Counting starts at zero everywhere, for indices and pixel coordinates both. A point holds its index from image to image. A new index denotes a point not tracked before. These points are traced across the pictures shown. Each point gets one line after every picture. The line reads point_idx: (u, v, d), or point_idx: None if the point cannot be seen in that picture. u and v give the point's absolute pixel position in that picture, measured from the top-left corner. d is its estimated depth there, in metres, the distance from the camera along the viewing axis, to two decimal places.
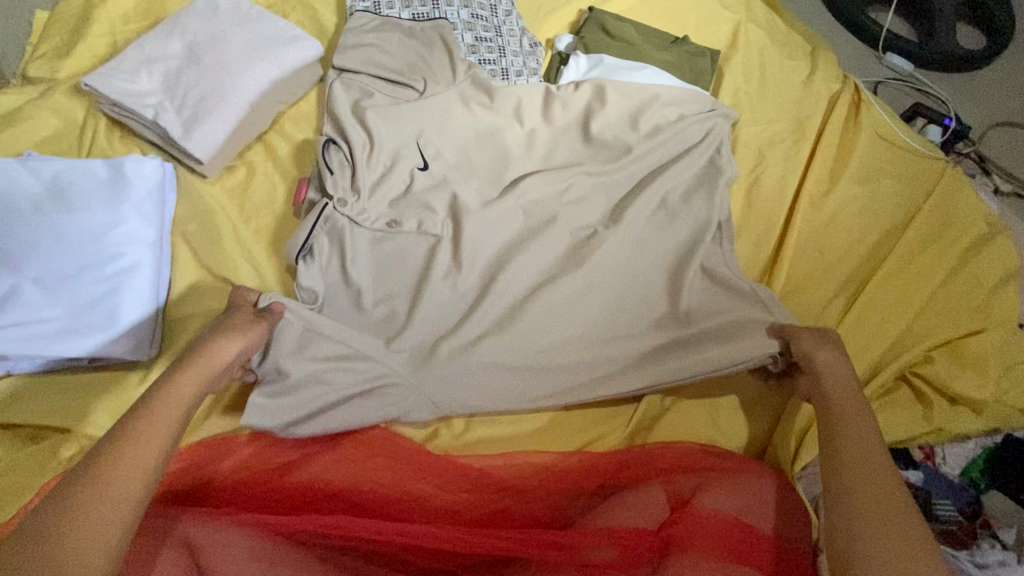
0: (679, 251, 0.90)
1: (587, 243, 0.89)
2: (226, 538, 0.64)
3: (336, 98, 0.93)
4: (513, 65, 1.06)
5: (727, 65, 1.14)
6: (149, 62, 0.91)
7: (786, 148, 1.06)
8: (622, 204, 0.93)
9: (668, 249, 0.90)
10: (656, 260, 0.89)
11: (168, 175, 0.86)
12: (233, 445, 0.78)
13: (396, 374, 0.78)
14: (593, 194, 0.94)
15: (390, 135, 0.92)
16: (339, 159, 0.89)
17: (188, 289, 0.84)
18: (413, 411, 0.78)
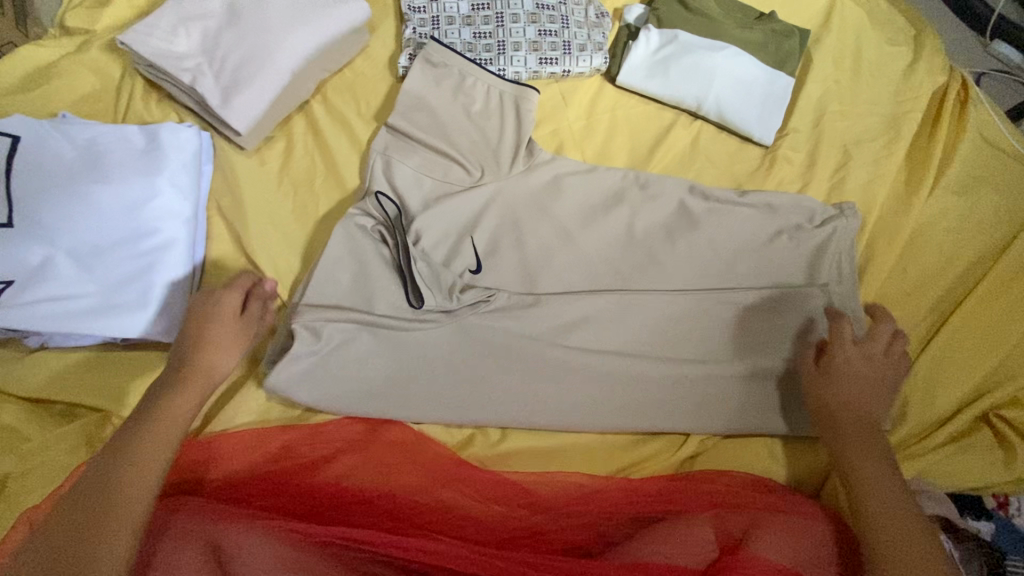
0: (758, 370, 0.81)
1: (622, 365, 0.80)
2: (259, 540, 0.63)
3: (381, 197, 0.83)
4: (576, 38, 0.95)
5: (817, 48, 1.01)
6: (188, 21, 0.84)
7: (875, 150, 0.94)
8: (698, 322, 0.82)
9: (733, 380, 0.81)
10: (721, 382, 0.80)
11: (204, 146, 0.82)
12: (271, 429, 0.76)
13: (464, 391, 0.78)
14: (653, 320, 0.82)
15: (433, 237, 0.83)
16: (366, 266, 0.80)
17: (222, 269, 0.81)
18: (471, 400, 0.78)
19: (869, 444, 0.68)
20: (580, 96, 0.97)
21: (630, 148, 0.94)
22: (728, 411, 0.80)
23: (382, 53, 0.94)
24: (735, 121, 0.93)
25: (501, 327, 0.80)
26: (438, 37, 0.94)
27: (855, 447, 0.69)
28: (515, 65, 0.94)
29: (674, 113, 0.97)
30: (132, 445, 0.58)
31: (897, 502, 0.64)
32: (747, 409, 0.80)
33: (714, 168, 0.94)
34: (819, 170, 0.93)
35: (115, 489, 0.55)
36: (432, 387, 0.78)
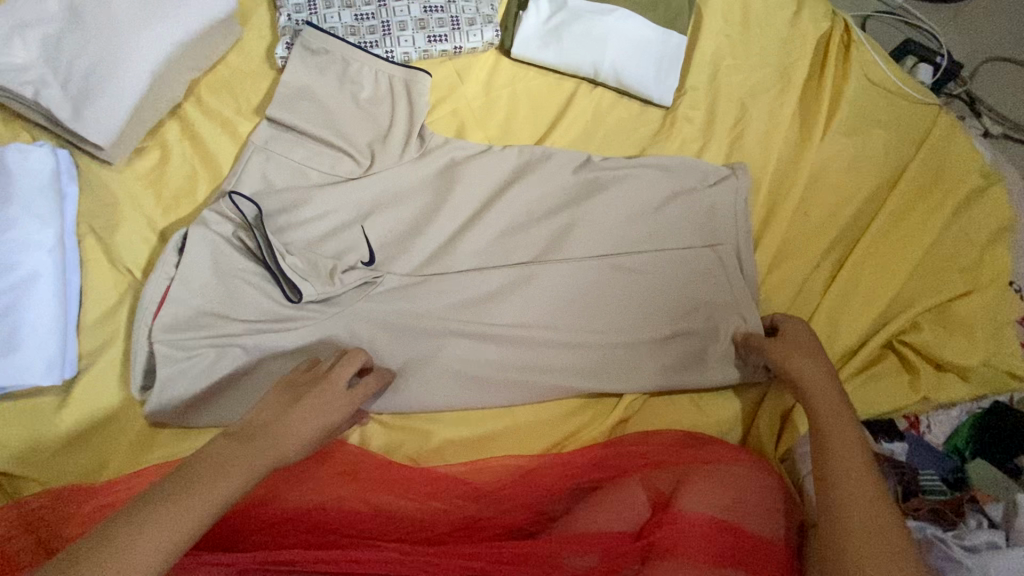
0: (657, 325, 0.83)
1: (515, 339, 0.81)
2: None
3: (235, 197, 0.77)
4: (463, 13, 0.91)
5: (707, 3, 1.02)
6: (23, 26, 0.73)
7: (769, 101, 0.97)
8: (606, 287, 0.84)
9: (627, 338, 0.82)
10: (622, 345, 0.82)
11: (63, 165, 0.75)
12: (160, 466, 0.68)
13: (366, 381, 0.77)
14: (561, 290, 0.83)
15: (315, 228, 0.81)
16: (227, 271, 0.75)
17: (104, 298, 0.74)
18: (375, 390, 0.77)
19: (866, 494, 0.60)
20: (476, 72, 0.94)
21: (532, 122, 0.93)
22: (625, 370, 0.81)
23: (258, 46, 0.88)
24: (633, 84, 0.93)
25: (389, 313, 0.79)
26: (316, 22, 0.88)
27: (848, 469, 0.62)
28: (402, 45, 0.90)
29: (574, 82, 0.95)
30: (177, 499, 0.52)
31: (881, 545, 0.56)
32: (640, 363, 0.82)
33: (617, 134, 0.94)
34: (719, 126, 0.95)
35: (139, 537, 0.49)
36: None
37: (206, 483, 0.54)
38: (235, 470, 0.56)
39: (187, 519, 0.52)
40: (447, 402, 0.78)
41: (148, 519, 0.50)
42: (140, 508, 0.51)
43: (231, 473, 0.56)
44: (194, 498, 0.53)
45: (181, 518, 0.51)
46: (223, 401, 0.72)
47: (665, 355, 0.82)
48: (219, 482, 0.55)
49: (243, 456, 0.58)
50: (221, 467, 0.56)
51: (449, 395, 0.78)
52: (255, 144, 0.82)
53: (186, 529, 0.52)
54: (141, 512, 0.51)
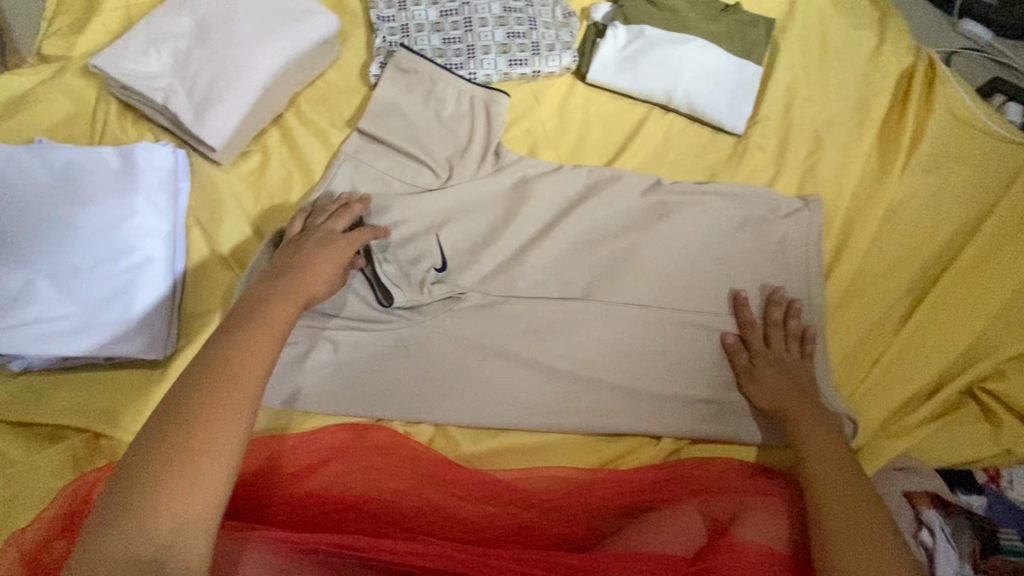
0: (716, 351, 0.83)
1: (580, 359, 0.82)
2: (244, 552, 0.63)
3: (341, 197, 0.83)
4: (544, 39, 0.96)
5: (784, 35, 1.02)
6: (159, 41, 0.84)
7: (845, 133, 0.96)
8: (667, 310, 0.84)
9: (693, 374, 0.82)
10: (685, 374, 0.82)
11: (181, 164, 0.83)
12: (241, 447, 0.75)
13: (435, 389, 0.80)
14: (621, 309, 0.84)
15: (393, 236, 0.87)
16: None
17: (202, 285, 0.81)
18: (443, 399, 0.80)
19: (857, 499, 0.62)
20: (552, 95, 0.98)
21: (603, 144, 0.96)
22: (691, 409, 0.80)
23: (353, 65, 0.96)
24: (706, 111, 0.94)
25: (466, 326, 0.83)
26: (408, 44, 0.95)
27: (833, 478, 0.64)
28: (485, 68, 0.95)
29: (647, 107, 0.98)
30: (215, 390, 0.51)
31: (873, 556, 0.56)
32: (705, 399, 0.81)
33: (687, 159, 0.95)
34: (791, 156, 0.94)
35: (193, 427, 0.48)
36: (405, 389, 0.80)
37: (237, 368, 0.53)
38: (253, 349, 0.55)
39: (240, 403, 0.51)
40: (509, 420, 0.79)
41: (197, 411, 0.49)
42: (184, 401, 0.50)
43: (249, 355, 0.54)
44: (230, 381, 0.52)
45: (231, 404, 0.51)
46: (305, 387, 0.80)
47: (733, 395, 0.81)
48: (245, 365, 0.53)
49: (252, 331, 0.56)
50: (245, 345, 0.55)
51: (509, 412, 0.79)
52: (345, 153, 0.89)
53: (240, 406, 0.51)
54: (186, 403, 0.50)
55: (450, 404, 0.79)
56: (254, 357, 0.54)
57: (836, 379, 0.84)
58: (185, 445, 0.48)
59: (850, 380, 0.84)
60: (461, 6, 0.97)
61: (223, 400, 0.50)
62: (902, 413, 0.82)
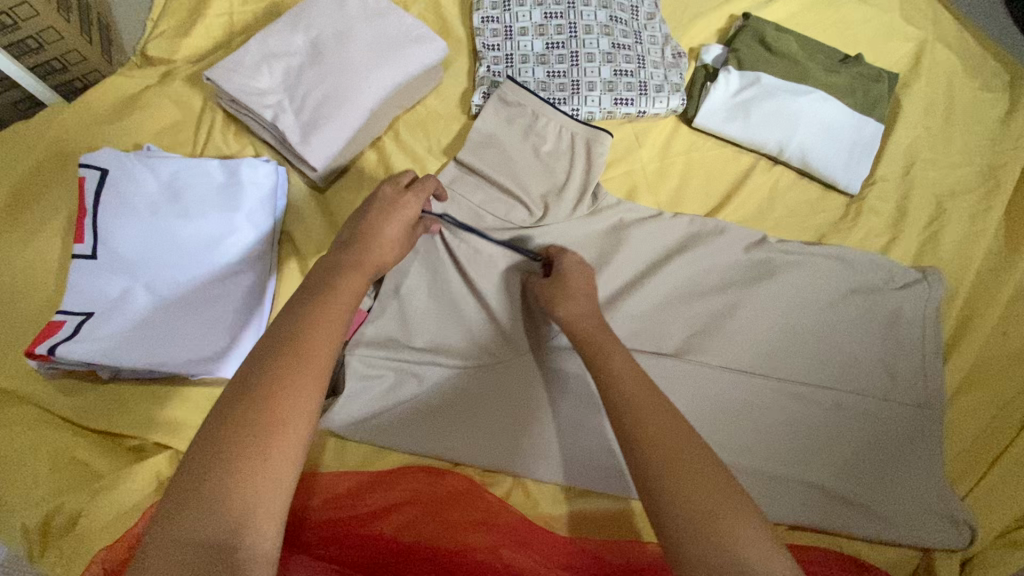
0: (822, 431, 0.77)
1: None
2: None
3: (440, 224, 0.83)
4: (652, 79, 0.93)
5: (907, 91, 0.96)
6: (271, 57, 0.84)
7: (970, 202, 0.89)
8: (766, 377, 0.79)
9: (796, 453, 0.76)
10: (786, 452, 0.76)
11: (281, 181, 0.82)
12: (332, 476, 0.74)
13: (515, 436, 0.77)
14: (718, 371, 0.79)
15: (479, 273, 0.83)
16: (411, 303, 0.81)
17: None
18: (522, 452, 0.76)
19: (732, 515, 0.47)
20: (654, 137, 0.94)
21: (704, 193, 0.91)
22: (791, 493, 0.74)
23: (454, 93, 0.94)
24: (820, 166, 0.89)
25: (555, 375, 0.79)
26: (512, 75, 0.93)
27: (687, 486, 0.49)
28: (589, 104, 0.92)
29: (753, 157, 0.93)
30: (286, 365, 0.48)
31: None
32: (808, 483, 0.74)
33: (795, 216, 0.90)
34: (910, 222, 0.88)
35: (267, 408, 0.45)
36: (485, 434, 0.77)
37: (310, 342, 0.50)
38: (324, 324, 0.52)
39: (313, 381, 0.48)
40: (592, 479, 0.76)
41: (275, 383, 0.46)
42: (260, 374, 0.47)
43: (323, 331, 0.51)
44: (306, 360, 0.49)
45: (308, 379, 0.48)
46: (385, 422, 0.77)
47: (840, 482, 0.74)
48: (316, 342, 0.50)
49: (323, 306, 0.54)
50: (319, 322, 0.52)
51: (592, 473, 0.76)
52: (440, 182, 0.86)
53: (317, 384, 0.48)
54: (261, 378, 0.46)
55: (529, 457, 0.76)
56: (326, 331, 0.51)
57: (950, 474, 0.77)
58: (253, 418, 0.44)
59: (967, 476, 0.76)
60: (568, 40, 0.95)
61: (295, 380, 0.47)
62: None
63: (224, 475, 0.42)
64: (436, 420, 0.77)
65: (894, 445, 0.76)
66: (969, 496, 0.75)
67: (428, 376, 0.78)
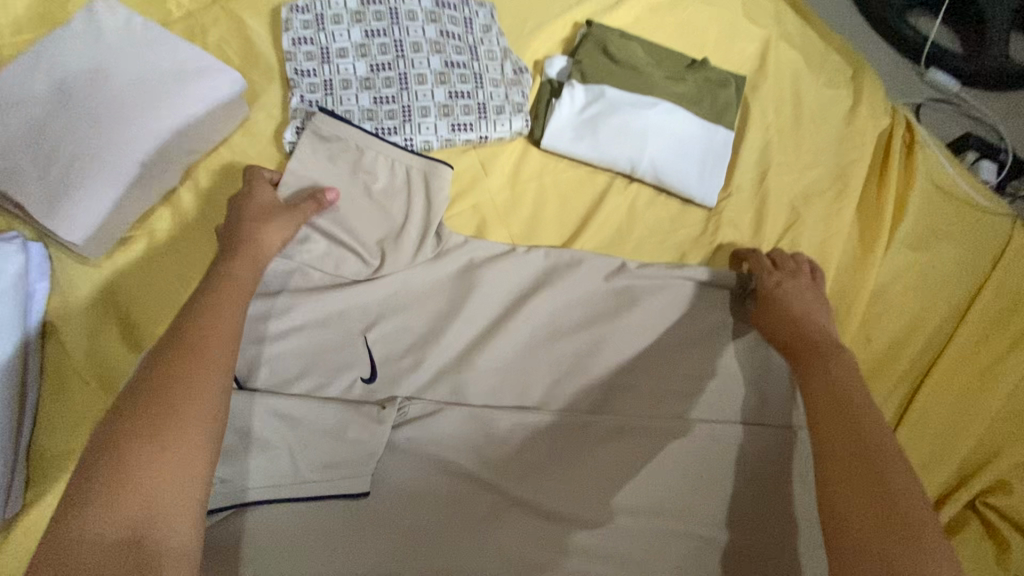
0: (705, 473, 0.70)
1: (542, 492, 0.67)
2: None
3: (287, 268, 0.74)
4: (492, 99, 0.84)
5: (756, 94, 0.94)
6: (4, 108, 0.67)
7: (824, 205, 0.87)
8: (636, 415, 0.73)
9: (682, 501, 0.69)
10: (671, 507, 0.68)
11: (34, 263, 0.67)
12: None
13: (360, 534, 0.63)
14: (586, 419, 0.72)
15: (304, 343, 0.71)
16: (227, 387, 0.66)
17: (62, 417, 0.65)
18: (372, 555, 0.62)
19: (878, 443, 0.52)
20: (502, 163, 0.85)
21: (560, 221, 0.84)
22: (677, 553, 0.66)
23: (266, 128, 0.81)
24: (675, 181, 0.84)
25: (418, 447, 0.69)
26: (331, 105, 0.81)
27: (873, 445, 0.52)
28: (424, 133, 0.82)
29: (608, 175, 0.86)
30: (176, 365, 0.48)
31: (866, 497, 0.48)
32: (697, 540, 0.67)
33: (655, 235, 0.84)
34: (768, 231, 0.85)
35: (153, 436, 0.43)
36: (322, 539, 0.63)
37: (202, 345, 0.50)
38: (216, 314, 0.54)
39: (204, 373, 0.48)
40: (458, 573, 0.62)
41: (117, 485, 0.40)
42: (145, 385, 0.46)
43: (213, 324, 0.53)
44: (192, 373, 0.48)
45: (159, 465, 0.42)
46: (193, 543, 0.61)
47: (733, 533, 0.67)
48: (207, 343, 0.51)
49: (206, 313, 0.54)
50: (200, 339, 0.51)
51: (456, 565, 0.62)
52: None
53: (210, 393, 0.47)
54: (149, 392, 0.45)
55: (379, 560, 0.62)
56: (221, 321, 0.54)
57: None
58: (152, 413, 0.44)
59: None
60: (395, 60, 0.84)
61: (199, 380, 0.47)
62: None
63: (107, 490, 0.40)
64: (260, 530, 0.62)
65: (781, 476, 0.70)
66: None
67: (243, 476, 0.63)
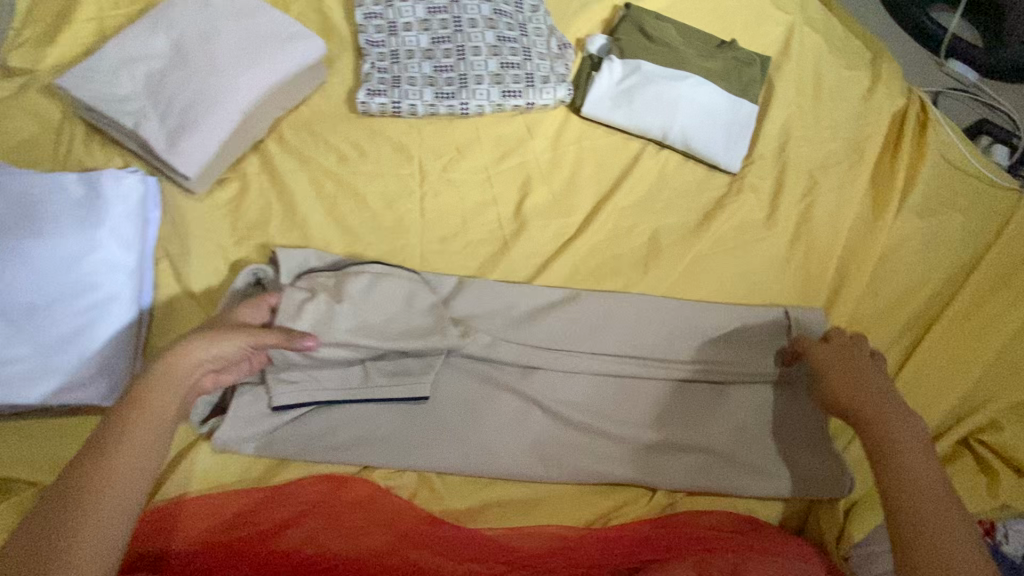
0: (717, 406, 0.79)
1: (575, 409, 0.77)
2: None
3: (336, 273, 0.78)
4: (538, 70, 0.94)
5: (780, 73, 1.02)
6: (130, 62, 0.80)
7: (840, 175, 0.95)
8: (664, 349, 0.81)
9: (698, 424, 0.78)
10: (688, 431, 0.78)
11: (150, 192, 0.78)
12: (222, 497, 0.70)
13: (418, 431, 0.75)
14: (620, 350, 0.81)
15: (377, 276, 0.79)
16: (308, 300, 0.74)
17: (170, 323, 0.76)
18: (429, 449, 0.74)
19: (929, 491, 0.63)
20: (545, 127, 0.95)
21: (596, 179, 0.93)
22: (688, 465, 0.76)
23: (341, 91, 0.92)
24: (703, 148, 0.93)
25: (475, 364, 0.79)
26: (398, 71, 0.92)
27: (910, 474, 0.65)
28: (478, 98, 0.92)
29: (641, 142, 0.96)
30: (96, 453, 0.50)
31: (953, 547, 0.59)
32: (709, 458, 0.77)
33: (683, 196, 0.93)
34: (787, 196, 0.93)
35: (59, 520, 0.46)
36: (386, 433, 0.75)
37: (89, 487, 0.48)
38: (131, 439, 0.51)
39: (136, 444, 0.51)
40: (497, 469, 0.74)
41: None
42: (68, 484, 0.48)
43: (124, 451, 0.50)
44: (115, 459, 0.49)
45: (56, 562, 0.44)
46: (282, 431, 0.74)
47: (739, 454, 0.77)
48: (121, 441, 0.50)
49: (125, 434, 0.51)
50: (130, 420, 0.52)
51: (503, 461, 0.74)
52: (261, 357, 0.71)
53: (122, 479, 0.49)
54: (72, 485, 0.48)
55: (436, 453, 0.74)
56: (135, 447, 0.51)
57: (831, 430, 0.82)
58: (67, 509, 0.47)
59: (850, 425, 0.82)
60: (453, 34, 0.95)
61: (117, 457, 0.50)
62: None
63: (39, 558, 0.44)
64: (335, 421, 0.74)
65: (787, 411, 0.80)
66: (848, 448, 0.80)
67: (320, 377, 0.74)
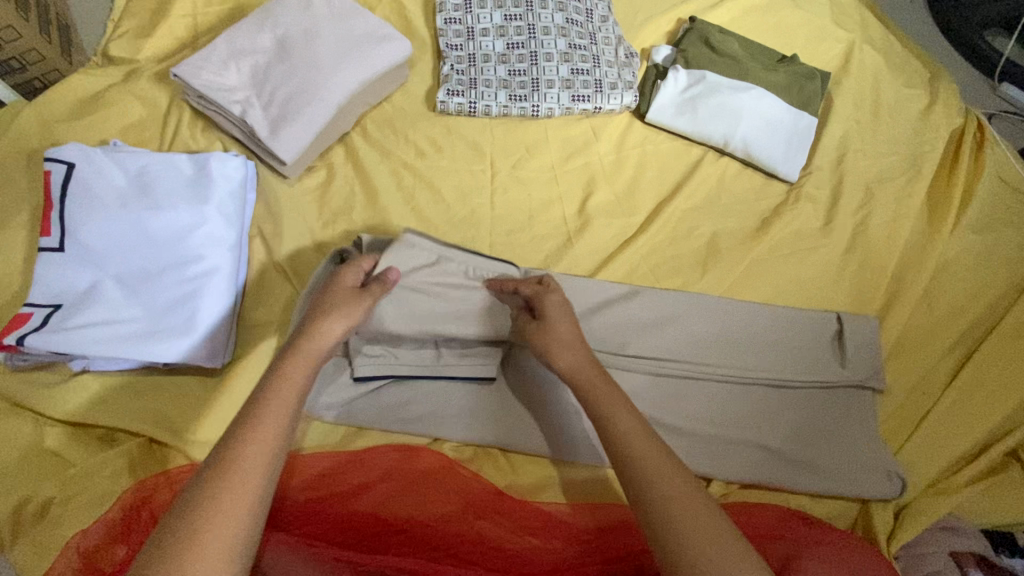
0: (772, 406, 0.82)
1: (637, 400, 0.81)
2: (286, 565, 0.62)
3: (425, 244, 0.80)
4: (606, 77, 0.99)
5: (839, 89, 1.05)
6: (239, 55, 0.87)
7: (897, 189, 0.97)
8: (721, 348, 0.84)
9: (752, 422, 0.81)
10: (743, 427, 0.81)
11: (250, 175, 0.84)
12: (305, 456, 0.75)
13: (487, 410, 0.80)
14: (678, 347, 0.84)
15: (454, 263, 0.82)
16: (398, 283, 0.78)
17: (261, 297, 0.82)
18: (497, 427, 0.79)
19: None
20: (610, 131, 1.00)
21: (658, 183, 0.97)
22: (744, 459, 0.79)
23: (420, 90, 0.98)
24: (763, 157, 0.96)
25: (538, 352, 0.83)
26: (474, 73, 0.97)
27: None
28: (548, 101, 0.97)
29: (702, 149, 1.00)
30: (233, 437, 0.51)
31: None
32: (765, 456, 0.79)
33: (741, 202, 0.96)
34: (844, 207, 0.96)
35: (205, 497, 0.47)
36: (457, 410, 0.80)
37: (236, 462, 0.49)
38: (266, 419, 0.52)
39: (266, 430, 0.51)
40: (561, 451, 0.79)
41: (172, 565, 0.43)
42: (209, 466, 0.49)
43: (264, 427, 0.51)
44: (254, 443, 0.50)
45: (209, 535, 0.45)
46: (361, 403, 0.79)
47: (794, 454, 0.79)
48: (260, 425, 0.51)
49: (260, 421, 0.52)
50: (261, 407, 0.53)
51: (565, 444, 0.79)
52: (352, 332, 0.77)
53: (258, 468, 0.49)
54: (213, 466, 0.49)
55: (503, 431, 0.79)
56: (269, 427, 0.52)
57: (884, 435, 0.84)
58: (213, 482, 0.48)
59: (902, 430, 0.84)
60: (528, 40, 1.00)
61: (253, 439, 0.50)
62: (950, 469, 0.81)
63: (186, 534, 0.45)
64: (409, 395, 0.80)
65: (840, 415, 0.82)
66: (900, 452, 0.82)
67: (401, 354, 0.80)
